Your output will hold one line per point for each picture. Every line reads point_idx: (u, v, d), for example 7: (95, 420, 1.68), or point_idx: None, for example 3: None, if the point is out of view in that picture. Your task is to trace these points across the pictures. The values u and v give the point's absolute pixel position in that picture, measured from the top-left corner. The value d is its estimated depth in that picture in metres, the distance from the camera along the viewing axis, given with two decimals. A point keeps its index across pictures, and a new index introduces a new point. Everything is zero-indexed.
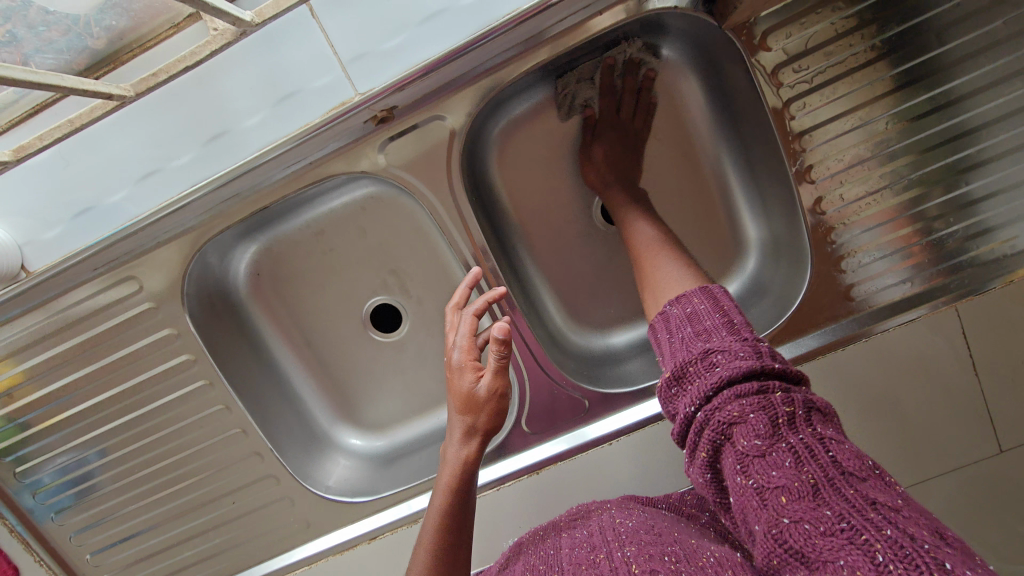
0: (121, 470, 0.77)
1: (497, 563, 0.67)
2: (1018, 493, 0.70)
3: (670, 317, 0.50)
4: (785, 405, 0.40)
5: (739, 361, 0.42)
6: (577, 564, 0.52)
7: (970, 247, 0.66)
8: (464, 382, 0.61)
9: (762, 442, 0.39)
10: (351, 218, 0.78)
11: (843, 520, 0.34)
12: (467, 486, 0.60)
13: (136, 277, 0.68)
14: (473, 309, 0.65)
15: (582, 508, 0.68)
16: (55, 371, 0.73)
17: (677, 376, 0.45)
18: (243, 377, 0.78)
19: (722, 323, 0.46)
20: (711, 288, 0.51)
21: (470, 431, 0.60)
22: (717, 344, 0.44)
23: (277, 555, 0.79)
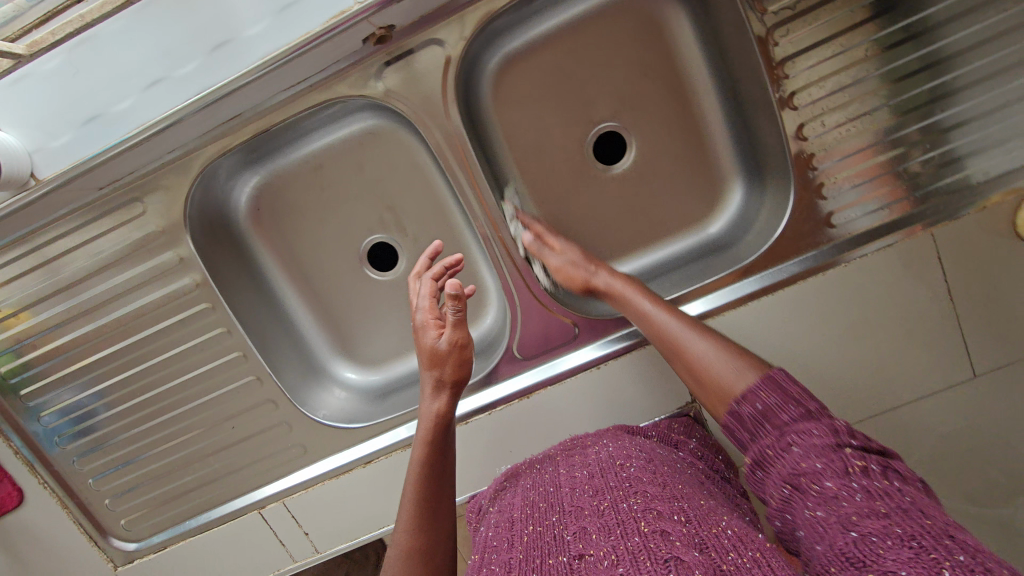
0: (124, 394, 0.79)
1: (489, 493, 0.71)
2: (977, 411, 0.74)
3: (741, 416, 0.50)
4: (856, 458, 0.42)
5: (815, 441, 0.44)
6: (577, 506, 0.54)
7: (947, 175, 0.68)
8: (428, 339, 0.67)
9: (832, 484, 0.41)
10: (350, 152, 0.80)
11: (912, 538, 0.35)
12: (443, 437, 0.64)
13: (142, 197, 0.70)
14: (429, 274, 0.72)
15: (577, 441, 0.70)
16: (61, 293, 0.75)
17: (758, 461, 0.47)
18: (243, 306, 0.80)
19: (800, 414, 0.46)
20: (772, 373, 0.51)
21: (438, 385, 0.66)
22: (793, 425, 0.46)
23: (276, 479, 0.82)
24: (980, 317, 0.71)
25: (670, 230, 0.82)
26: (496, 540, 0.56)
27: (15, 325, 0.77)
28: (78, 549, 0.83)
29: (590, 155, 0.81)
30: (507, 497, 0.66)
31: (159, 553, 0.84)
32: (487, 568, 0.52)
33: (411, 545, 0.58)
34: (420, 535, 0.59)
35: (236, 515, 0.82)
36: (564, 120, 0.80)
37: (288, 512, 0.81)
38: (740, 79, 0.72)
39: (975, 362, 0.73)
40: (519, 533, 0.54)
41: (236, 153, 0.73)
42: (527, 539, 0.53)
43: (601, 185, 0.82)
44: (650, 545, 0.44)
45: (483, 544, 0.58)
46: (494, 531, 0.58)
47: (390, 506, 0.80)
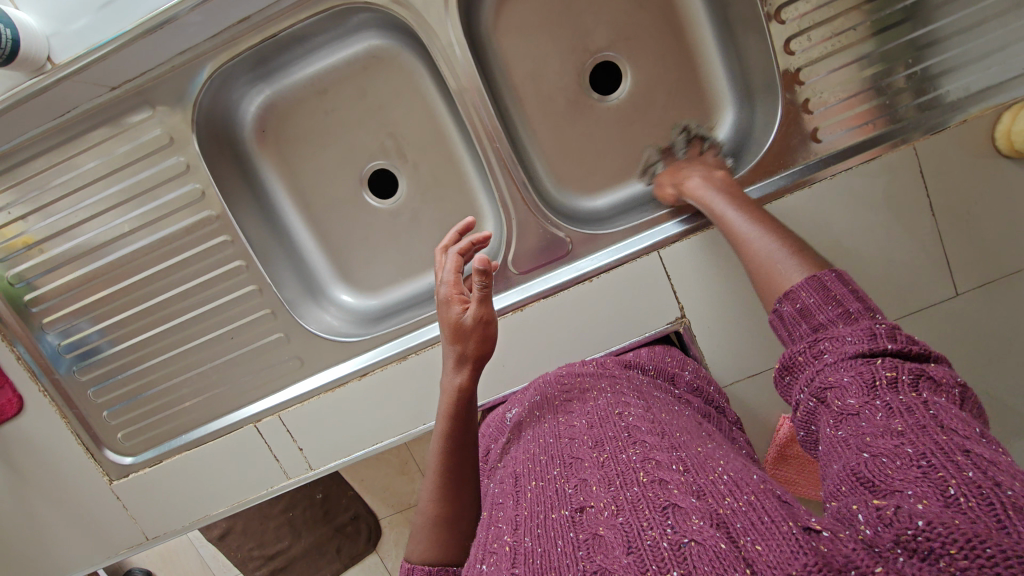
0: (126, 303, 0.81)
1: (499, 442, 0.69)
2: (960, 327, 0.76)
3: (783, 315, 0.48)
4: (886, 370, 0.39)
5: (848, 345, 0.41)
6: (577, 458, 0.50)
7: (930, 89, 0.70)
8: (452, 313, 0.64)
9: (854, 401, 0.38)
10: (354, 75, 0.83)
11: (922, 457, 0.33)
12: (465, 409, 0.63)
13: (150, 101, 0.72)
14: (455, 249, 0.69)
15: (573, 383, 0.67)
16: (69, 200, 0.77)
17: (787, 365, 0.46)
18: (245, 220, 0.82)
19: (837, 314, 0.44)
20: (819, 275, 0.47)
21: (460, 359, 0.63)
22: (829, 332, 0.43)
23: (271, 394, 0.83)
24: (962, 234, 0.73)
25: (662, 158, 0.85)
26: (502, 497, 0.52)
27: (23, 230, 0.78)
28: (74, 460, 0.84)
29: (586, 84, 0.84)
30: (512, 450, 0.63)
31: (155, 467, 0.85)
32: (495, 526, 0.48)
33: (438, 512, 0.59)
34: (446, 504, 0.60)
35: (231, 430, 0.83)
36: (562, 48, 0.83)
37: (283, 426, 0.82)
38: (731, 3, 0.75)
39: (957, 279, 0.75)
40: (522, 489, 0.50)
41: (244, 64, 0.76)
42: (530, 494, 0.48)
43: (597, 113, 0.85)
44: (648, 494, 0.40)
45: (490, 502, 0.54)
46: (501, 487, 0.54)
47: (384, 419, 0.81)
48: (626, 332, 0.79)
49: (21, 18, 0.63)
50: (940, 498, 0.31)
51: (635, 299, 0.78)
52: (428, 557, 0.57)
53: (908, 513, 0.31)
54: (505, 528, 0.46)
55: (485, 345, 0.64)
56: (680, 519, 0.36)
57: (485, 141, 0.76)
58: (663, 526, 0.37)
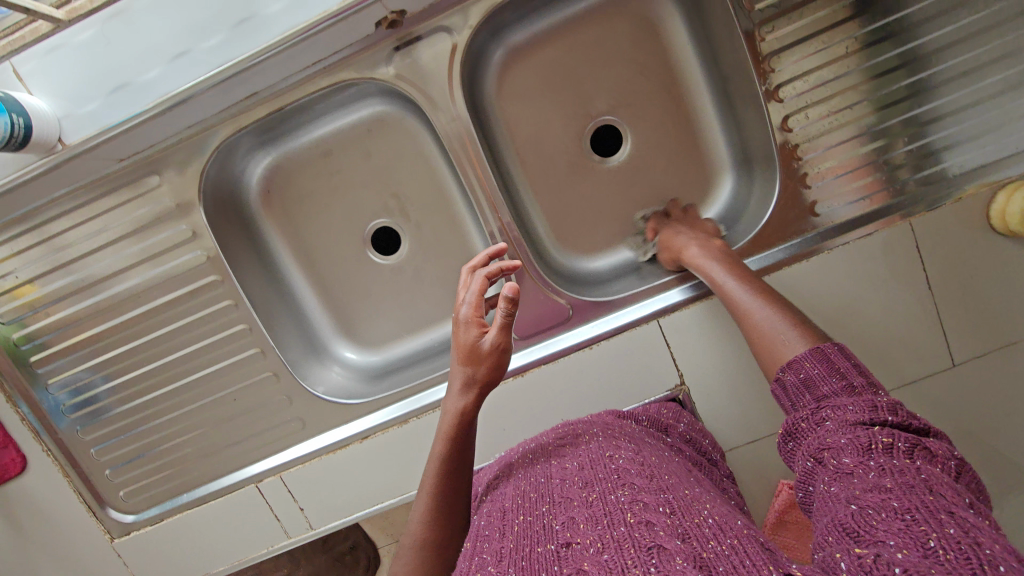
0: (130, 364, 0.81)
1: (485, 480, 0.69)
2: (957, 396, 0.77)
3: (786, 384, 0.50)
4: (882, 436, 0.40)
5: (848, 415, 0.43)
6: (567, 496, 0.52)
7: (926, 166, 0.71)
8: (469, 335, 0.65)
9: (850, 460, 0.40)
10: (358, 138, 0.84)
11: (906, 512, 0.33)
12: (466, 434, 0.65)
13: (159, 171, 0.74)
14: (485, 271, 0.69)
15: (568, 430, 0.69)
16: (76, 263, 0.78)
17: (791, 431, 0.47)
18: (250, 281, 0.83)
19: (841, 387, 0.46)
20: (822, 347, 0.50)
21: (469, 381, 0.65)
22: (832, 400, 0.45)
23: (273, 454, 0.83)
24: (959, 306, 0.74)
25: None
26: (487, 530, 0.54)
27: (29, 292, 0.79)
28: (76, 518, 0.84)
29: (587, 147, 0.85)
30: (498, 487, 0.65)
31: (157, 525, 0.85)
32: (478, 557, 0.49)
33: (423, 537, 0.62)
34: (433, 529, 0.63)
35: (233, 489, 0.84)
36: (563, 112, 0.84)
37: (285, 486, 0.83)
38: (731, 76, 0.77)
39: (954, 350, 0.75)
40: (508, 522, 0.52)
41: (251, 132, 0.77)
42: (517, 528, 0.50)
43: (597, 175, 0.86)
44: (634, 535, 0.42)
45: (474, 534, 0.55)
46: (484, 521, 0.56)
47: (385, 480, 0.82)
48: (626, 396, 0.80)
49: (33, 103, 0.64)
50: (919, 549, 0.31)
51: (637, 365, 0.79)
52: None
53: (887, 560, 0.31)
54: (488, 559, 0.48)
55: (495, 371, 0.66)
56: (663, 559, 0.39)
57: (489, 210, 0.78)
58: (646, 564, 0.39)
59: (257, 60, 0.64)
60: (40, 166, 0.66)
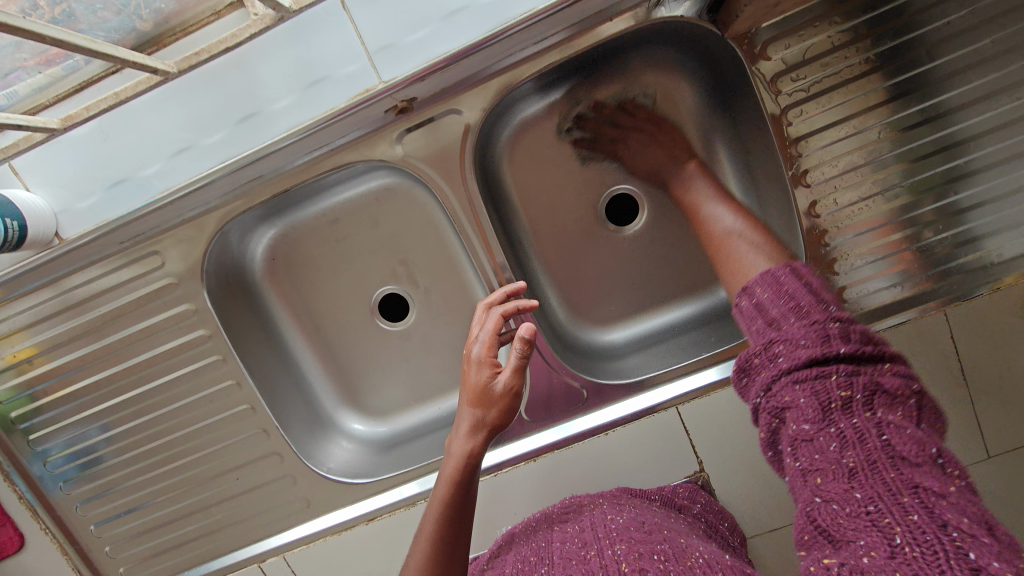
0: (129, 442, 0.79)
1: (487, 554, 0.69)
2: (994, 493, 0.73)
3: (742, 310, 0.48)
4: (841, 388, 0.38)
5: (798, 351, 0.40)
6: (566, 557, 0.55)
7: (960, 254, 0.69)
8: (481, 376, 0.61)
9: (809, 427, 0.38)
10: (365, 208, 0.81)
11: (869, 502, 0.34)
12: (469, 480, 0.61)
13: (160, 252, 0.72)
14: (501, 309, 0.66)
15: (574, 500, 0.69)
16: (75, 341, 0.76)
17: (744, 367, 0.44)
18: (253, 356, 0.80)
19: (792, 310, 0.43)
20: (775, 271, 0.47)
21: (478, 424, 0.61)
22: (782, 334, 0.42)
23: (274, 534, 0.81)
24: (994, 398, 0.71)
25: (680, 293, 0.82)
26: None
27: (30, 369, 0.77)
28: None
29: (602, 215, 0.82)
30: (503, 555, 0.65)
31: None
32: None
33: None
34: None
35: (237, 567, 0.82)
36: (579, 181, 0.80)
37: (289, 567, 0.81)
38: (754, 153, 0.74)
39: (989, 443, 0.72)
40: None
41: (255, 210, 0.75)
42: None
43: (612, 245, 0.82)
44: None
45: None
46: None
47: (391, 564, 0.79)
48: (642, 480, 0.77)
49: (26, 199, 0.61)
50: (887, 548, 0.31)
51: (654, 447, 0.76)
52: None
53: (853, 563, 0.32)
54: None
55: (505, 416, 0.62)
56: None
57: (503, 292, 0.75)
58: None
59: (263, 153, 0.61)
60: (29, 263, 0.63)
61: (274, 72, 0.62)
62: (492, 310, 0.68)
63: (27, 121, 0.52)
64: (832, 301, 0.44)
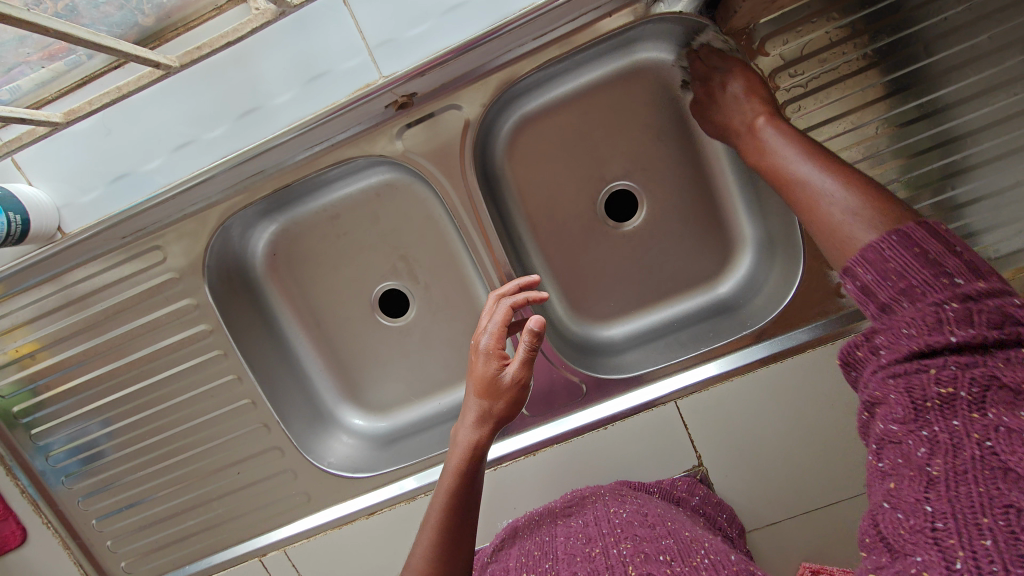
0: (131, 436, 0.79)
1: (490, 547, 0.69)
2: None
3: (846, 293, 0.42)
4: (941, 385, 0.35)
5: (900, 344, 0.37)
6: (571, 553, 0.56)
7: None
8: (489, 367, 0.62)
9: (898, 427, 0.36)
10: (365, 204, 0.82)
11: (938, 519, 0.32)
12: (476, 470, 0.62)
13: (162, 247, 0.72)
14: (511, 301, 0.67)
15: (577, 494, 0.69)
16: (77, 336, 0.76)
17: (849, 353, 0.42)
18: (254, 351, 0.81)
19: (902, 292, 0.38)
20: (894, 234, 0.41)
21: (485, 415, 0.62)
22: (886, 322, 0.39)
23: (275, 529, 0.81)
24: None
25: (679, 288, 0.83)
26: None
27: (35, 362, 0.77)
28: None
29: (601, 212, 0.82)
30: (507, 549, 0.66)
31: None
32: None
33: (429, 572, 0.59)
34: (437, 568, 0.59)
35: (237, 562, 0.82)
36: (579, 177, 0.81)
37: (290, 562, 0.81)
38: None
39: None
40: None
41: (256, 204, 0.75)
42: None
43: (611, 241, 0.82)
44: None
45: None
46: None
47: (391, 558, 0.80)
48: (640, 475, 0.77)
49: (29, 193, 0.61)
50: (941, 569, 0.31)
51: (653, 442, 0.76)
52: None
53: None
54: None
55: (511, 406, 0.63)
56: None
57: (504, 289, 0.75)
58: None
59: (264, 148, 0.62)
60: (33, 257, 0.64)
61: (275, 66, 0.63)
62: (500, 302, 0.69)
63: (30, 115, 0.53)
64: (962, 271, 0.37)
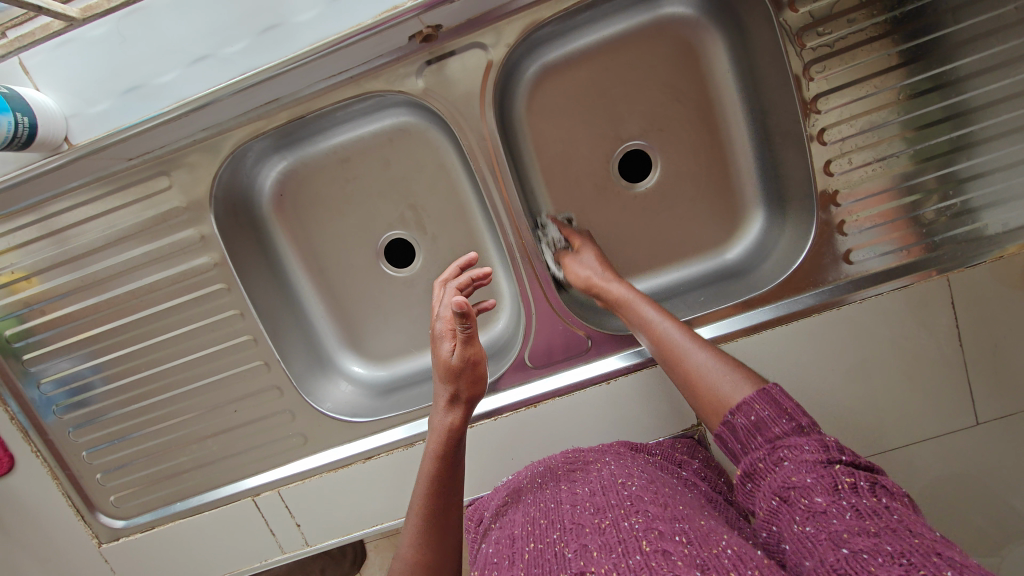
0: (126, 368, 0.78)
1: (492, 505, 0.69)
2: (978, 458, 0.75)
3: (735, 427, 0.51)
4: (845, 475, 0.43)
5: (807, 454, 0.45)
6: (578, 523, 0.53)
7: (965, 222, 0.70)
8: (443, 351, 0.65)
9: (822, 500, 0.42)
10: (378, 148, 0.80)
11: (901, 555, 0.36)
12: (454, 452, 0.64)
13: (170, 173, 0.71)
14: (455, 284, 0.70)
15: (578, 456, 0.69)
16: (73, 263, 0.74)
17: (749, 472, 0.48)
18: (257, 288, 0.79)
19: (792, 428, 0.48)
20: (768, 387, 0.52)
21: (454, 399, 0.66)
22: (785, 440, 0.47)
23: (270, 469, 0.81)
24: (987, 365, 0.72)
25: (686, 253, 0.83)
26: (497, 557, 0.54)
27: (28, 286, 0.75)
28: (63, 521, 0.82)
29: (614, 171, 0.82)
30: (507, 514, 0.64)
31: (146, 533, 0.82)
32: None
33: (417, 559, 0.62)
34: (429, 553, 0.62)
35: (228, 502, 0.81)
36: (594, 134, 0.80)
37: (282, 503, 0.80)
38: (772, 112, 0.74)
39: (980, 409, 0.73)
40: (518, 551, 0.53)
41: (268, 137, 0.74)
42: (529, 555, 0.52)
43: (624, 201, 0.82)
44: (652, 563, 0.43)
45: (483, 561, 0.57)
46: (495, 548, 0.57)
47: (386, 503, 0.79)
48: (640, 433, 0.77)
49: (38, 98, 0.61)
50: None
51: (654, 402, 0.76)
52: None
53: None
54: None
55: (476, 385, 0.66)
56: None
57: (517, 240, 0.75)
58: None
59: (284, 70, 0.60)
60: (17, 175, 0.63)
61: None
62: (448, 287, 0.72)
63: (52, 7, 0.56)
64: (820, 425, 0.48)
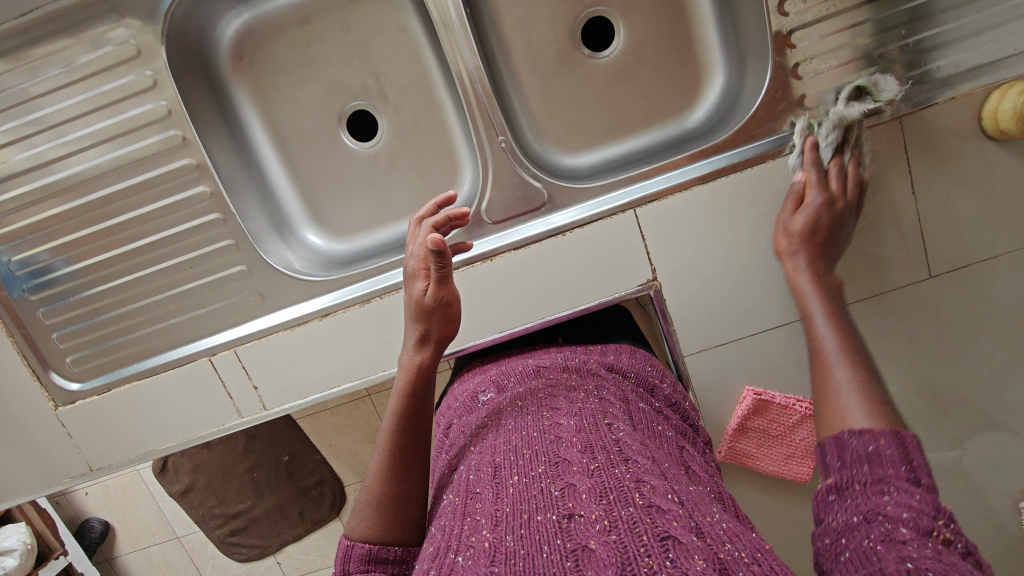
0: (80, 221, 0.78)
1: (469, 425, 0.63)
2: (928, 311, 0.76)
3: (844, 447, 0.42)
4: (946, 531, 0.35)
5: (912, 498, 0.37)
6: (566, 459, 0.48)
7: (923, 63, 0.69)
8: (414, 290, 0.61)
9: (907, 531, 0.35)
10: (336, 7, 0.80)
11: None
12: (423, 392, 0.60)
13: (118, 10, 0.71)
14: (432, 222, 0.64)
15: (560, 379, 0.63)
16: (26, 107, 0.74)
17: (838, 486, 0.41)
18: (213, 143, 0.79)
19: (909, 475, 0.39)
20: (903, 433, 0.41)
21: (424, 338, 0.62)
22: (892, 472, 0.39)
23: (226, 330, 0.81)
24: (940, 214, 0.73)
25: (649, 123, 0.83)
26: (477, 486, 0.50)
27: None
28: (18, 381, 0.81)
29: (576, 36, 0.81)
30: (485, 438, 0.58)
31: (102, 396, 0.82)
32: (472, 517, 0.46)
33: (382, 492, 0.55)
34: (392, 483, 0.56)
35: (184, 362, 0.81)
36: None
37: (239, 362, 0.80)
38: None
39: (932, 258, 0.74)
40: (502, 482, 0.48)
41: None
42: (512, 491, 0.46)
43: (585, 66, 0.82)
44: (646, 519, 0.40)
45: (461, 488, 0.52)
46: (475, 475, 0.52)
47: (343, 361, 0.79)
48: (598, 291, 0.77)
49: None
50: None
51: (613, 259, 0.76)
52: (370, 536, 0.53)
53: None
54: (482, 521, 0.44)
55: (449, 324, 0.63)
56: (680, 555, 0.36)
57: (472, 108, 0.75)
58: (662, 557, 0.36)
59: None
60: None
61: None
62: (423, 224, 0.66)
63: None
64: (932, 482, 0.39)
